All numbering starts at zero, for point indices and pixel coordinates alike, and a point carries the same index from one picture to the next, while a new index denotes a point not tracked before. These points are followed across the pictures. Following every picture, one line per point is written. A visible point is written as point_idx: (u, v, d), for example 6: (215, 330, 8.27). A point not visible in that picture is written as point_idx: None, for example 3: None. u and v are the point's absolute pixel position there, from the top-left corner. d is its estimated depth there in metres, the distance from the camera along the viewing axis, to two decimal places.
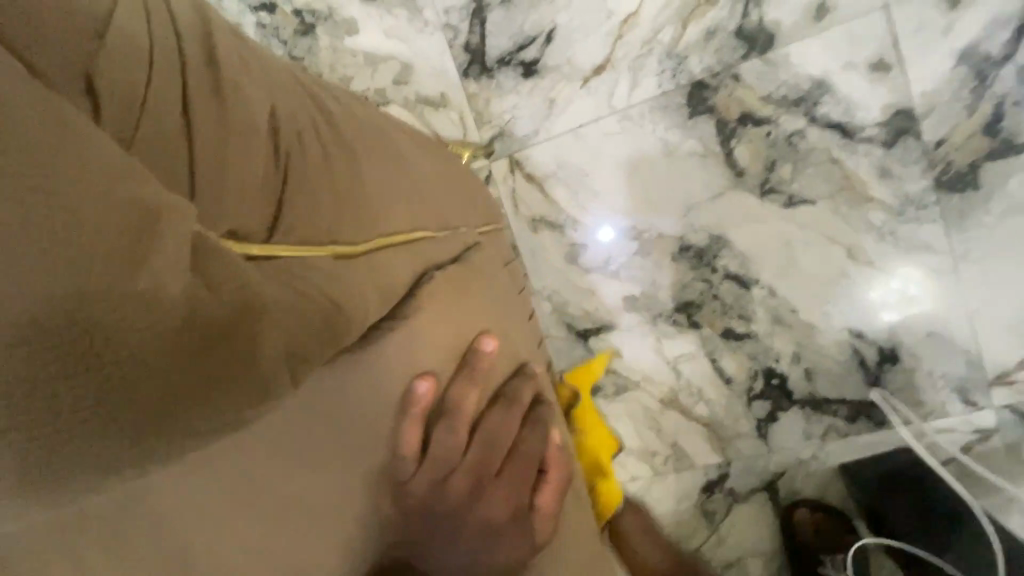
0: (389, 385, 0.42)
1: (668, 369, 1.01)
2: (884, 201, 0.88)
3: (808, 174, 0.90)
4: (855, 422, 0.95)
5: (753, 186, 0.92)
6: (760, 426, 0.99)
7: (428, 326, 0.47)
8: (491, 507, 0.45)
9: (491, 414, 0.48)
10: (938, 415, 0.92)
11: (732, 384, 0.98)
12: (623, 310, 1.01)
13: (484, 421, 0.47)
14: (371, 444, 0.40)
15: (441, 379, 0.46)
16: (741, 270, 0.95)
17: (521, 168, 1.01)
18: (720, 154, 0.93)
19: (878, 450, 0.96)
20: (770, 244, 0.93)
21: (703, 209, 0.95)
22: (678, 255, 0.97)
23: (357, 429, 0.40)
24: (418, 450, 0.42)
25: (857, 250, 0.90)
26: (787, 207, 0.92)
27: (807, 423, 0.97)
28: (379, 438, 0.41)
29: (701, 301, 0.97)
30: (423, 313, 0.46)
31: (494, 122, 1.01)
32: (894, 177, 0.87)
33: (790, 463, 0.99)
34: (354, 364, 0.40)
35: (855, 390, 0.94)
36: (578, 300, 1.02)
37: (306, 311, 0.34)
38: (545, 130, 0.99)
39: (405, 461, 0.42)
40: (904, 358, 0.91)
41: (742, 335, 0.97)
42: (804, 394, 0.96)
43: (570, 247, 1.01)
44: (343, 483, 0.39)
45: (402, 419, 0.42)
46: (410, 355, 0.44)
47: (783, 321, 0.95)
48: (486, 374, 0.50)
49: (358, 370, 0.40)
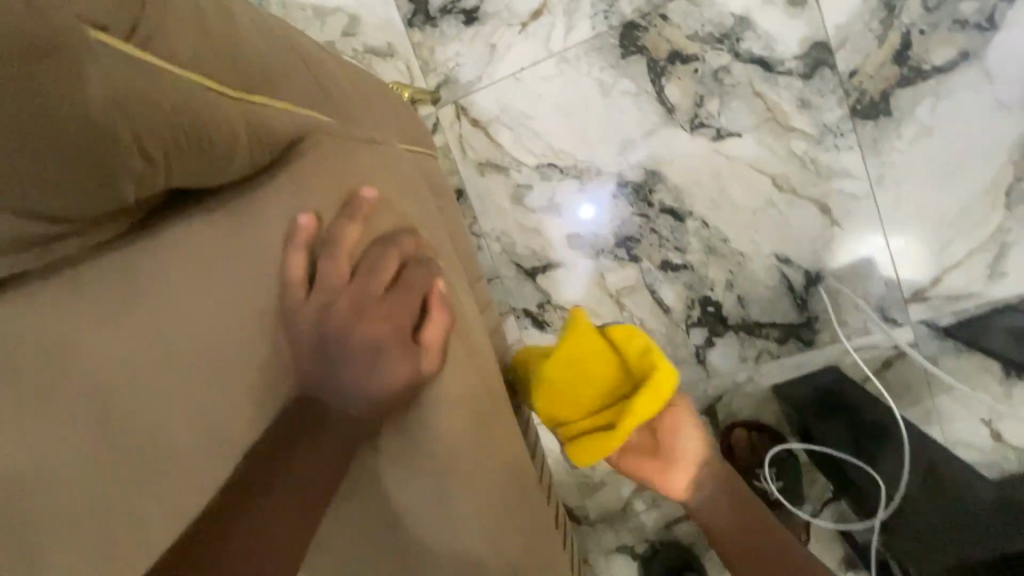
0: (278, 221, 0.53)
1: (612, 302, 1.06)
2: (805, 130, 0.93)
3: (734, 107, 0.95)
4: (786, 344, 1.01)
5: (684, 121, 0.97)
6: (698, 353, 1.05)
7: (313, 175, 0.54)
8: (372, 326, 0.53)
9: (373, 252, 0.54)
10: (861, 334, 0.98)
11: (671, 313, 1.04)
12: (568, 247, 1.06)
13: (367, 257, 0.54)
14: (270, 265, 0.53)
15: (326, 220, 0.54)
16: (676, 203, 1.00)
17: (467, 113, 1.06)
18: (652, 92, 0.97)
19: (808, 369, 1.02)
20: (701, 177, 0.98)
21: (638, 145, 0.99)
22: (617, 191, 1.02)
23: (263, 254, 0.54)
24: (305, 275, 0.53)
25: (781, 179, 0.95)
26: (715, 140, 0.96)
27: (741, 347, 1.03)
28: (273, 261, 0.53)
29: (640, 235, 1.03)
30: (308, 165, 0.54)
31: (439, 70, 1.05)
32: (812, 107, 0.92)
33: (728, 386, 1.05)
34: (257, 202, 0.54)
35: (784, 314, 1.00)
36: (525, 239, 1.07)
37: (172, 125, 0.45)
38: (488, 75, 1.03)
39: (295, 284, 0.53)
40: (828, 281, 0.97)
41: (678, 266, 1.02)
42: (738, 319, 1.02)
43: (516, 189, 1.06)
44: (261, 293, 0.54)
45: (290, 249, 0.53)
46: (295, 199, 0.54)
47: (716, 250, 1.00)
48: (372, 221, 0.55)
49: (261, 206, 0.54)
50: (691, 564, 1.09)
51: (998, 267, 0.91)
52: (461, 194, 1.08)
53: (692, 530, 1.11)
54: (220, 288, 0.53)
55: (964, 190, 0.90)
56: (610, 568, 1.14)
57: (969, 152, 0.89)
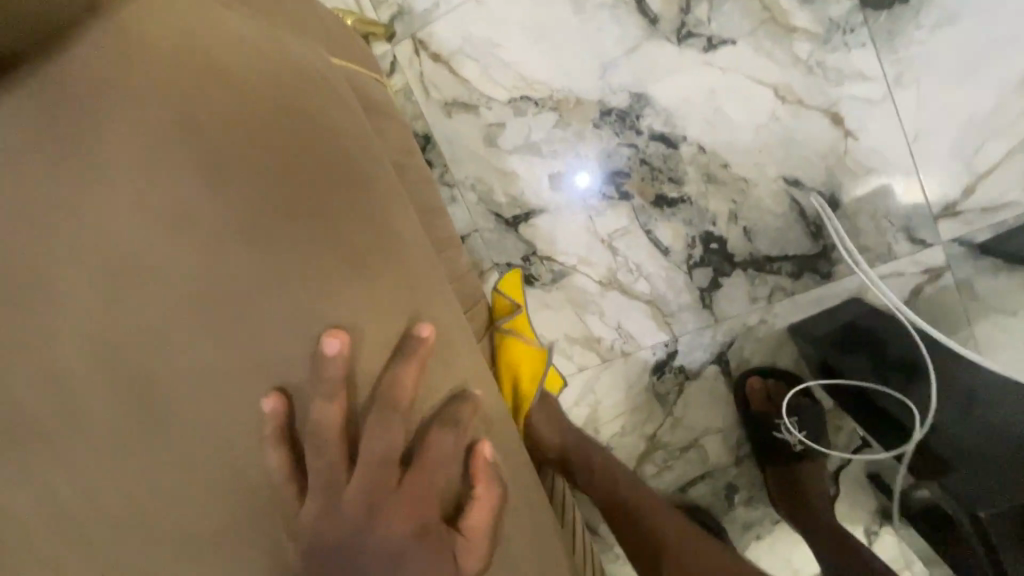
0: (133, 165, 0.42)
1: (604, 248, 0.95)
2: (808, 29, 0.81)
3: (725, 12, 0.83)
4: (801, 278, 0.90)
5: (669, 33, 0.85)
6: (703, 296, 0.94)
7: (172, 96, 0.42)
8: (291, 305, 0.42)
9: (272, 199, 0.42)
10: (887, 260, 0.86)
11: (670, 254, 0.93)
12: (551, 191, 0.95)
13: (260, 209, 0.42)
14: (147, 221, 0.41)
15: (193, 162, 0.42)
16: (667, 128, 0.88)
17: (426, 47, 0.94)
18: (631, 2, 0.86)
19: (827, 304, 0.91)
20: (694, 96, 0.87)
21: (621, 65, 0.88)
22: (600, 121, 0.91)
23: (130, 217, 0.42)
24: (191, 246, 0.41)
25: (785, 90, 0.84)
26: (707, 51, 0.85)
27: (751, 285, 0.92)
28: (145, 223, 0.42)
29: (630, 169, 0.91)
30: (169, 92, 0.42)
31: (392, 1, 0.94)
32: (815, 2, 0.80)
33: (739, 331, 0.94)
34: (103, 141, 0.42)
35: (798, 244, 0.89)
36: (503, 185, 0.97)
37: None
38: (446, 2, 0.92)
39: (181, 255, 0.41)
40: (845, 202, 0.86)
41: (675, 200, 0.91)
42: (745, 255, 0.91)
43: (488, 129, 0.95)
44: (134, 265, 0.42)
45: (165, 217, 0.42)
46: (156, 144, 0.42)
47: (716, 178, 0.89)
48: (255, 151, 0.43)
49: (106, 146, 0.42)
50: (710, 528, 0.99)
51: None
52: (428, 140, 0.97)
53: (710, 492, 1.02)
54: (81, 249, 0.42)
55: (996, 82, 0.79)
56: None
57: (999, 37, 0.77)
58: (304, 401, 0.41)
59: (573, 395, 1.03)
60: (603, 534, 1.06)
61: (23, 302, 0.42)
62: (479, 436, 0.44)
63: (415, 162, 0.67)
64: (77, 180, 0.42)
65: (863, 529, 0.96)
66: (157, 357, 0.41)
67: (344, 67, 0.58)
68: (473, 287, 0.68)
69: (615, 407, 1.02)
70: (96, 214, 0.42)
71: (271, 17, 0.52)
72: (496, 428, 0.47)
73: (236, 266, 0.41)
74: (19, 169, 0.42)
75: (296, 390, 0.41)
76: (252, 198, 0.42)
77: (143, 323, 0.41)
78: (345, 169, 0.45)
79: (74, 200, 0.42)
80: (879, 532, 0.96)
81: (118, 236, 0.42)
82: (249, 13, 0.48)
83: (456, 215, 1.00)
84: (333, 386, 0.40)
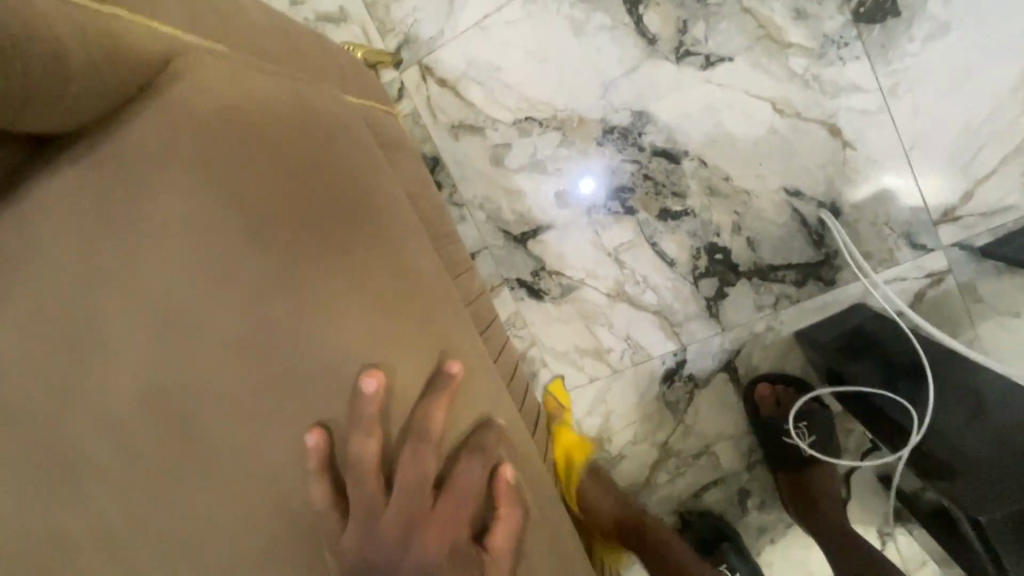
0: (171, 210, 0.43)
1: (611, 261, 0.98)
2: (803, 45, 0.83)
3: (721, 30, 0.85)
4: (805, 285, 0.92)
5: (668, 52, 0.88)
6: (709, 305, 0.96)
7: (208, 142, 0.44)
8: (325, 340, 0.44)
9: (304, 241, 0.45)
10: (889, 266, 0.88)
11: (676, 266, 0.95)
12: (557, 208, 0.98)
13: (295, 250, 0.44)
14: (185, 266, 0.43)
15: (230, 207, 0.43)
16: (669, 144, 0.91)
17: (433, 73, 0.97)
18: (630, 24, 0.88)
19: (832, 310, 0.93)
20: (694, 112, 0.89)
21: (621, 84, 0.91)
22: (604, 139, 0.93)
23: (169, 262, 0.43)
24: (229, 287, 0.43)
25: (783, 103, 0.86)
26: (705, 69, 0.87)
27: (756, 294, 0.94)
28: (185, 267, 0.43)
29: (634, 184, 0.94)
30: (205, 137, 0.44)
31: (398, 29, 0.97)
32: (809, 18, 0.83)
33: (746, 339, 0.96)
34: (141, 188, 0.43)
35: (801, 252, 0.91)
36: (510, 203, 0.99)
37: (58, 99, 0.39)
38: (450, 28, 0.95)
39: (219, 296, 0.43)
40: (846, 211, 0.87)
41: (678, 213, 0.93)
42: (749, 265, 0.93)
43: (494, 149, 0.98)
44: (175, 308, 0.43)
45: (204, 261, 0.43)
46: (194, 189, 0.43)
47: (719, 191, 0.91)
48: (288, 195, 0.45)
49: (145, 193, 0.43)
50: (725, 533, 1.00)
51: None
52: (436, 162, 1.00)
53: (723, 497, 1.03)
54: (120, 294, 0.43)
55: (990, 89, 0.80)
56: None
57: (992, 46, 0.79)
58: (338, 434, 0.43)
59: (585, 405, 1.05)
60: None
61: (68, 343, 0.44)
62: (500, 460, 0.46)
63: (425, 189, 0.69)
64: (114, 225, 0.43)
65: (876, 532, 0.97)
66: (193, 391, 0.43)
67: (357, 104, 0.61)
68: (487, 308, 0.71)
69: (626, 416, 1.04)
70: (137, 259, 0.43)
71: (289, 61, 0.55)
72: (514, 447, 0.50)
73: (269, 304, 0.44)
74: (61, 219, 0.44)
75: (330, 425, 0.43)
76: (285, 237, 0.44)
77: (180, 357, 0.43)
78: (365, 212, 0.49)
79: (113, 245, 0.43)
80: (893, 534, 0.97)
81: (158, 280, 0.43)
82: (270, 62, 0.51)
83: (465, 234, 1.02)
84: (368, 420, 0.43)
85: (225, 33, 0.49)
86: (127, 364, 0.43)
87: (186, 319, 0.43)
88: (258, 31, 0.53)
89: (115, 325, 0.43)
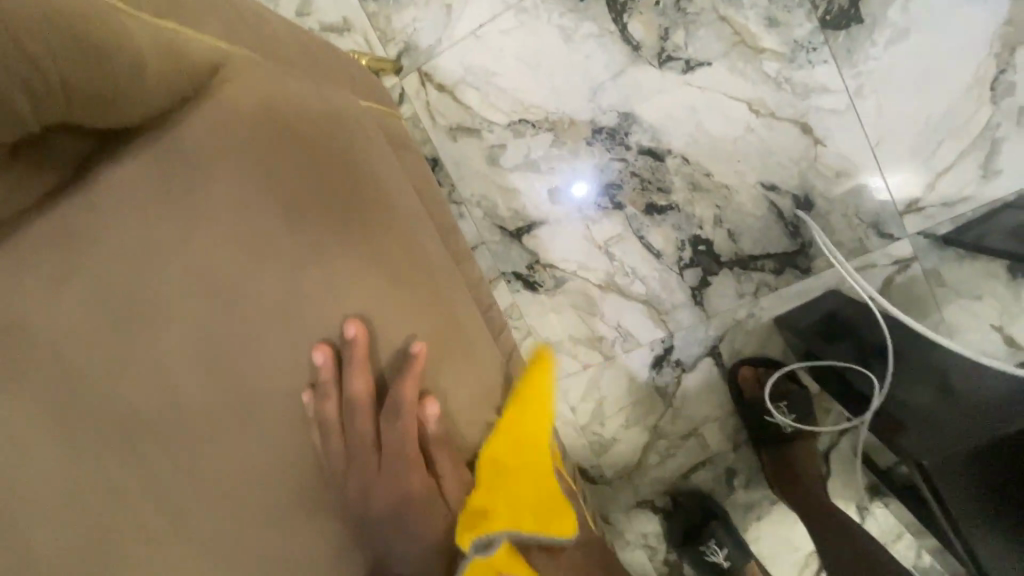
0: (210, 204, 0.49)
1: (601, 254, 1.04)
2: (776, 50, 0.90)
3: (700, 37, 0.92)
4: (783, 274, 0.98)
5: (651, 57, 0.94)
6: (694, 294, 1.02)
7: (243, 143, 0.50)
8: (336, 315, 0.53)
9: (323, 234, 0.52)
10: (860, 254, 0.95)
11: (662, 257, 1.01)
12: (550, 204, 1.04)
13: (315, 243, 0.52)
14: (221, 253, 0.50)
15: (262, 204, 0.50)
16: (653, 143, 0.97)
17: (432, 79, 1.03)
18: (615, 32, 0.95)
19: (808, 296, 0.99)
20: (676, 113, 0.95)
21: (608, 88, 0.97)
22: (593, 139, 0.99)
23: (204, 250, 0.49)
24: (260, 271, 0.50)
25: (758, 104, 0.92)
26: (686, 73, 0.94)
27: (738, 283, 1.00)
28: (220, 255, 0.50)
29: (622, 181, 1.00)
30: (242, 137, 0.49)
31: (398, 38, 1.03)
32: (780, 25, 0.89)
33: (729, 326, 1.02)
34: (180, 185, 0.49)
35: (778, 243, 0.97)
36: (506, 201, 1.05)
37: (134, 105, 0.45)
38: (448, 37, 1.01)
39: (252, 283, 0.50)
40: (818, 203, 0.94)
41: (664, 207, 0.99)
42: (731, 255, 0.99)
43: (490, 150, 1.04)
44: (208, 291, 0.50)
45: (236, 252, 0.50)
46: (230, 186, 0.49)
47: (700, 186, 0.97)
48: (311, 193, 0.52)
49: (183, 189, 0.49)
50: (713, 510, 1.06)
51: (992, 166, 0.88)
52: (436, 162, 1.06)
53: (711, 477, 1.09)
54: (162, 276, 0.49)
55: (947, 89, 0.87)
56: (631, 525, 1.12)
57: (948, 49, 0.86)
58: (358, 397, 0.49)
59: (579, 391, 1.11)
60: (614, 521, 1.12)
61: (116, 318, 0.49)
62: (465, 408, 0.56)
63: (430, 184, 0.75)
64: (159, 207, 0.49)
65: (854, 506, 1.03)
66: (234, 356, 0.51)
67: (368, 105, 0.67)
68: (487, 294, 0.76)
69: (619, 400, 1.09)
70: (175, 247, 0.49)
71: (307, 65, 0.60)
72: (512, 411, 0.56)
73: (292, 288, 0.51)
74: (106, 209, 0.48)
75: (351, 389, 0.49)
76: (308, 229, 0.51)
77: (221, 327, 0.50)
78: (373, 206, 0.55)
79: (153, 233, 0.49)
80: (870, 508, 1.03)
81: (194, 265, 0.49)
82: (290, 67, 0.57)
83: (464, 230, 1.08)
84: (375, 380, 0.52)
85: (252, 39, 0.54)
86: (172, 338, 0.50)
87: (229, 296, 0.50)
88: (280, 40, 0.59)
89: (165, 300, 0.50)
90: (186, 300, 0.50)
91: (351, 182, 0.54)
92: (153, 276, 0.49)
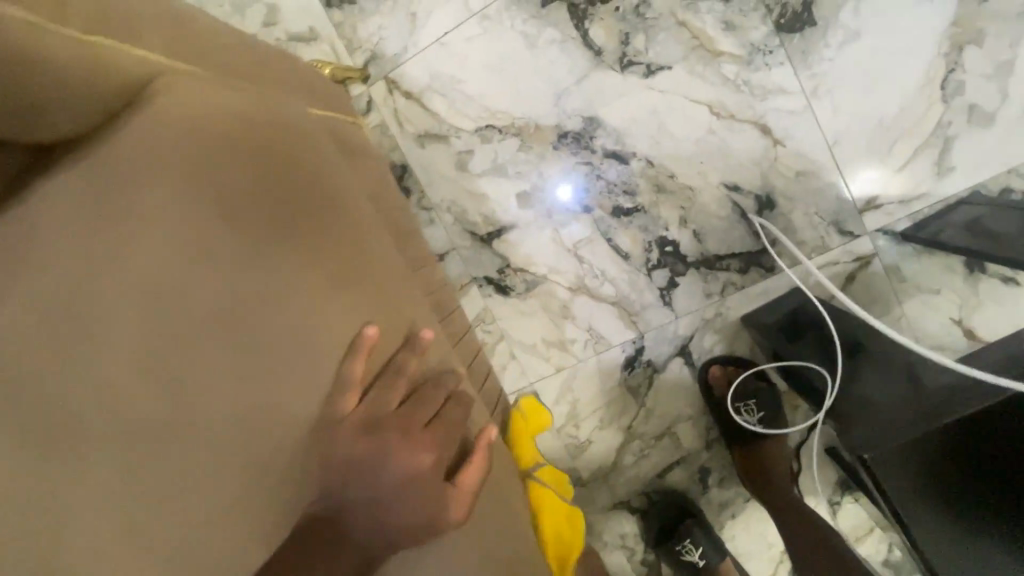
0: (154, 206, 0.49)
1: (571, 257, 1.05)
2: (733, 53, 0.92)
3: (660, 41, 0.93)
4: (748, 273, 1.00)
5: (613, 62, 0.96)
6: (663, 295, 1.03)
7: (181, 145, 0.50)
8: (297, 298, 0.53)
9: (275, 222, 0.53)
10: (822, 252, 0.96)
11: (630, 259, 1.02)
12: (519, 209, 1.04)
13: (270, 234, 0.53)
14: (167, 254, 0.49)
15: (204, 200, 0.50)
16: (618, 146, 0.99)
17: (399, 87, 1.04)
18: (577, 37, 0.96)
19: (774, 294, 1.00)
20: (638, 117, 0.97)
21: (572, 93, 0.98)
22: (559, 144, 1.01)
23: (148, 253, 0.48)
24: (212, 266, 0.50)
25: (719, 106, 0.94)
26: (647, 77, 0.95)
27: (705, 283, 1.01)
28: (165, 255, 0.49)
29: (588, 184, 1.01)
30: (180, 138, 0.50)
31: (365, 46, 1.04)
32: (737, 28, 0.91)
33: (698, 326, 1.03)
34: (120, 191, 0.48)
35: (743, 242, 0.98)
36: (475, 206, 1.06)
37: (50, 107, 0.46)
38: (413, 45, 1.02)
39: (205, 278, 0.50)
40: (780, 203, 0.95)
41: (630, 210, 1.01)
42: (697, 255, 1.00)
43: (459, 155, 1.05)
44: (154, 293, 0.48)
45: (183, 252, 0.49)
46: (170, 186, 0.49)
47: (665, 188, 0.99)
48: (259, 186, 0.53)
49: (122, 196, 0.48)
50: (687, 508, 1.07)
51: (946, 163, 0.90)
52: (405, 169, 1.07)
53: (685, 476, 1.10)
54: (103, 284, 0.48)
55: (900, 89, 0.89)
56: (609, 525, 1.12)
57: (900, 49, 0.88)
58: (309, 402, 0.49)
59: (554, 393, 1.11)
60: (591, 522, 1.13)
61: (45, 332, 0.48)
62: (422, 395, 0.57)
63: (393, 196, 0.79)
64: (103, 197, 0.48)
65: (826, 501, 1.04)
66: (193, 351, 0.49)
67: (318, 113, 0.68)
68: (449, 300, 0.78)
69: (593, 402, 1.10)
70: (116, 252, 0.48)
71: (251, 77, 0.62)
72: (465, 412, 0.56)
73: (247, 282, 0.51)
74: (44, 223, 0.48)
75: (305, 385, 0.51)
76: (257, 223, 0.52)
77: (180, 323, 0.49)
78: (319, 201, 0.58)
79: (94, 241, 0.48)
80: (842, 502, 1.04)
81: (138, 267, 0.48)
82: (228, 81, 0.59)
83: (435, 236, 1.09)
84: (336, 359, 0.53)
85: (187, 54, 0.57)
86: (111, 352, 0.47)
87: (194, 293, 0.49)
88: (221, 51, 0.60)
89: (102, 311, 0.47)
90: (125, 317, 0.48)
91: (300, 178, 0.57)
92: (93, 285, 0.47)
